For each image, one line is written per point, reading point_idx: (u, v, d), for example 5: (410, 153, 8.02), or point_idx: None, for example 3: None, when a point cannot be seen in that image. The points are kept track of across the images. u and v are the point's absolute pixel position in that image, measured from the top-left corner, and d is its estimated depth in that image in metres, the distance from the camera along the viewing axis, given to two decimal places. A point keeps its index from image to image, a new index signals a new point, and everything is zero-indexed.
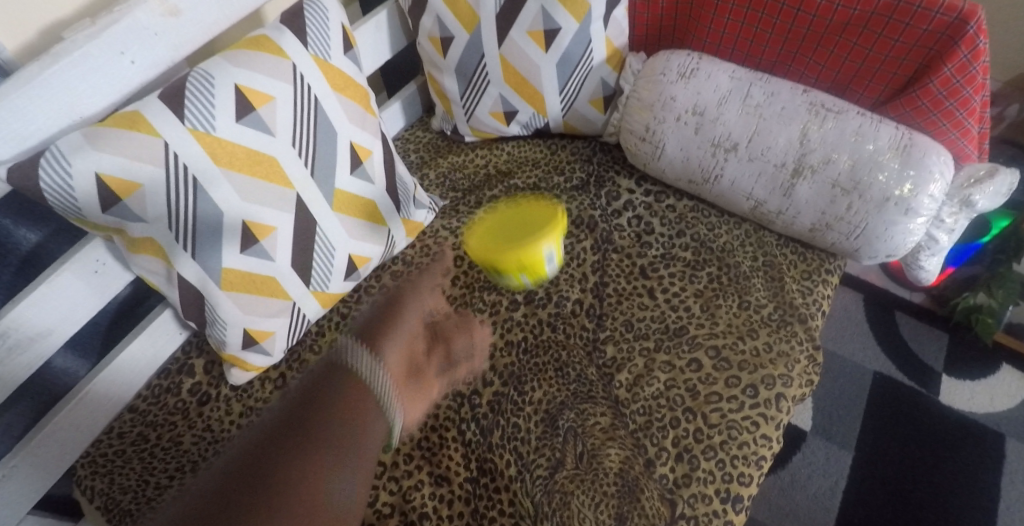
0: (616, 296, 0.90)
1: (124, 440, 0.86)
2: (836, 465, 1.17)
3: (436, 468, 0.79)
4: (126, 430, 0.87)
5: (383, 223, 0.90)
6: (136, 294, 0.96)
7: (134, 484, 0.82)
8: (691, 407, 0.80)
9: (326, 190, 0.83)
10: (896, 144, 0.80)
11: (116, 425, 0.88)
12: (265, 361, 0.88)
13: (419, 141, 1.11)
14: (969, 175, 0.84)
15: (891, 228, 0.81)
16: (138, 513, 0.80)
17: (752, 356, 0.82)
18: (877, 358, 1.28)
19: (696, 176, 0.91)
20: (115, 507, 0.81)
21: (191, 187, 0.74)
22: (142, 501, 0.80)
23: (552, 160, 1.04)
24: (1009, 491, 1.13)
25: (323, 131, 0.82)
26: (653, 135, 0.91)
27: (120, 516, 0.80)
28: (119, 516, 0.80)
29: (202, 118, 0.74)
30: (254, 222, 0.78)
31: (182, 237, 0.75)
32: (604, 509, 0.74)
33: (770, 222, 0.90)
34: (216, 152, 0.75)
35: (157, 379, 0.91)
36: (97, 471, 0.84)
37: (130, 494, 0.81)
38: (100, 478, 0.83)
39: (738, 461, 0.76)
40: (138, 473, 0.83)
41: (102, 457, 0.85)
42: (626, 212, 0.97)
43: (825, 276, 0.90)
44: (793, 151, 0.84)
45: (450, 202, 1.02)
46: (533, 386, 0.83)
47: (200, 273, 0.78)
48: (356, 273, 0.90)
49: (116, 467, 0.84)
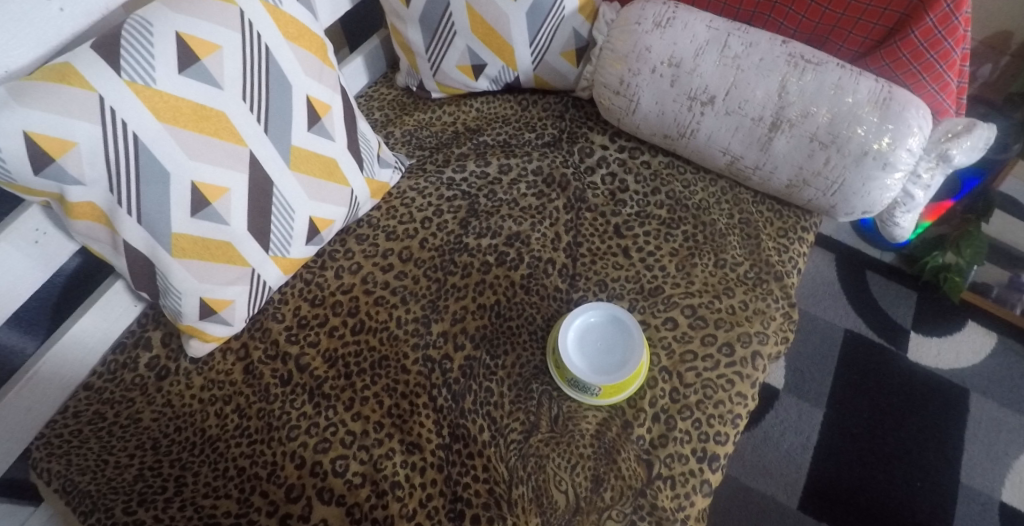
0: (590, 255, 0.87)
1: (80, 419, 0.81)
2: (808, 422, 1.17)
3: (407, 436, 0.76)
4: (81, 408, 0.82)
5: (346, 184, 0.86)
6: (85, 267, 0.90)
7: (92, 464, 0.77)
8: (667, 367, 0.78)
9: (282, 149, 0.78)
10: (876, 97, 0.78)
11: (72, 403, 0.82)
12: (226, 331, 0.83)
13: (383, 98, 1.06)
14: (948, 129, 0.82)
15: (868, 183, 0.80)
16: (98, 494, 0.75)
17: (728, 315, 0.81)
18: (849, 316, 1.28)
19: (672, 130, 0.88)
20: (75, 488, 0.76)
21: (132, 145, 0.68)
22: (102, 481, 0.76)
23: (523, 116, 1.00)
24: (971, 442, 1.16)
25: (276, 85, 0.77)
26: (627, 88, 0.87)
27: (80, 498, 0.75)
28: (78, 498, 0.75)
29: (140, 69, 0.68)
30: (204, 183, 0.73)
31: (126, 200, 0.70)
32: (580, 472, 0.73)
33: (746, 178, 0.88)
34: (158, 107, 0.69)
35: (112, 354, 0.85)
36: (53, 452, 0.79)
37: (89, 475, 0.76)
38: (57, 460, 0.78)
39: (715, 420, 0.75)
40: (97, 453, 0.78)
41: (59, 438, 0.80)
42: (599, 169, 0.93)
43: (801, 234, 0.89)
44: (771, 104, 0.81)
45: (417, 160, 0.97)
46: (506, 350, 0.81)
47: (149, 239, 0.73)
48: (318, 236, 0.86)
49: (74, 447, 0.79)
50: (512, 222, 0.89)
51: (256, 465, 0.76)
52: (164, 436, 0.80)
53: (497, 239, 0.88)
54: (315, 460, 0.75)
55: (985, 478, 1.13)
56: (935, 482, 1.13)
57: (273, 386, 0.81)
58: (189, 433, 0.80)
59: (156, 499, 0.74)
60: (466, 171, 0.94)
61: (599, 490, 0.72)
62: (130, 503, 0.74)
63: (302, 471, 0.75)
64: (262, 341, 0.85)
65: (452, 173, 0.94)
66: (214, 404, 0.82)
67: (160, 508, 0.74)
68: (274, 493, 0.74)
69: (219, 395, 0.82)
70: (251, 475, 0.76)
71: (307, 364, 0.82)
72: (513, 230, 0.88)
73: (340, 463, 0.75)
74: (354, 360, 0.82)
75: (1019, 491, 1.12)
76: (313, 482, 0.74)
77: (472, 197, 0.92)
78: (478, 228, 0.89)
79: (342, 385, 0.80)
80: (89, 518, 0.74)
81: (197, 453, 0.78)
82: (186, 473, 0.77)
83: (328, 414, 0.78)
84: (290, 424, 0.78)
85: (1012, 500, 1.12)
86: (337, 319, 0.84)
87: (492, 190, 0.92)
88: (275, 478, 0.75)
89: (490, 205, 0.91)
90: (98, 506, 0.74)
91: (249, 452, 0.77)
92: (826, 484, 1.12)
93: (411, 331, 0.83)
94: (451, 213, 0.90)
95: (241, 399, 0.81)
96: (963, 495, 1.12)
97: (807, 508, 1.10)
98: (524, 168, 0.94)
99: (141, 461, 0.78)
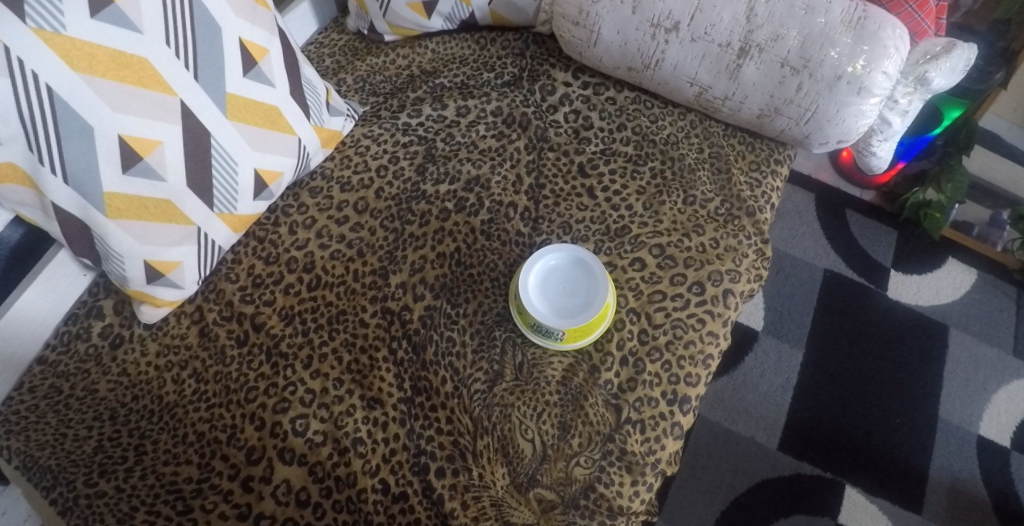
0: (553, 197, 0.84)
1: (36, 394, 0.75)
2: (789, 363, 1.16)
3: (368, 391, 0.74)
4: (36, 383, 0.76)
5: (292, 133, 0.81)
6: (28, 240, 0.78)
7: (51, 439, 0.72)
8: (635, 308, 0.76)
9: (216, 97, 0.73)
10: (850, 17, 0.73)
11: (27, 380, 0.76)
12: (178, 295, 0.79)
13: (334, 44, 1.00)
14: (926, 51, 0.78)
15: (843, 109, 0.76)
16: (58, 468, 0.70)
17: (698, 253, 0.78)
18: (829, 256, 1.25)
19: (637, 62, 0.83)
20: (34, 465, 0.70)
21: (47, 98, 0.62)
22: (61, 455, 0.71)
23: (482, 57, 0.95)
24: (950, 378, 1.15)
25: (203, 28, 0.71)
26: (587, 18, 0.82)
27: (40, 474, 0.70)
28: (38, 474, 0.70)
29: (47, 13, 0.60)
30: (133, 137, 0.68)
31: (48, 159, 0.65)
32: (546, 419, 0.72)
33: (716, 110, 0.84)
34: (71, 56, 0.62)
35: (64, 326, 0.79)
36: (10, 430, 0.72)
37: (48, 450, 0.71)
38: (16, 437, 0.72)
39: (685, 361, 0.72)
40: (54, 427, 0.72)
41: (15, 416, 0.73)
42: (562, 107, 0.89)
43: (774, 167, 0.86)
44: (739, 29, 0.76)
45: (371, 107, 0.93)
46: (467, 298, 0.79)
47: (79, 200, 0.68)
48: (266, 191, 0.81)
49: (32, 423, 0.73)
50: (471, 165, 0.85)
51: (215, 429, 0.73)
52: (121, 406, 0.75)
53: (456, 185, 0.84)
54: (274, 421, 0.73)
55: (964, 413, 1.13)
56: (915, 419, 1.12)
57: (229, 347, 0.77)
58: (146, 401, 0.76)
59: (117, 469, 0.70)
60: (422, 116, 0.90)
61: (567, 437, 0.71)
62: (90, 476, 0.69)
63: (263, 432, 0.72)
64: (216, 302, 0.80)
65: (408, 118, 0.90)
66: (170, 370, 0.77)
67: (121, 478, 0.70)
68: (234, 457, 0.72)
69: (175, 361, 0.77)
70: (211, 440, 0.73)
71: (263, 323, 0.78)
72: (472, 174, 0.85)
73: (300, 423, 0.72)
74: (310, 316, 0.79)
75: (997, 424, 1.12)
76: (274, 444, 0.72)
77: (429, 141, 0.88)
78: (435, 174, 0.85)
79: (299, 343, 0.77)
80: (50, 494, 0.69)
81: (156, 421, 0.74)
82: (146, 442, 0.73)
83: (286, 373, 0.75)
84: (248, 386, 0.75)
85: (989, 434, 1.11)
86: (293, 276, 0.81)
87: (450, 133, 0.88)
88: (235, 441, 0.72)
89: (447, 149, 0.87)
90: (58, 480, 0.69)
91: (208, 416, 0.74)
92: (805, 425, 1.11)
93: (369, 284, 0.80)
94: (407, 159, 0.87)
95: (197, 364, 0.77)
96: (942, 430, 1.11)
97: (788, 449, 1.09)
98: (482, 109, 0.89)
99: (99, 432, 0.73)
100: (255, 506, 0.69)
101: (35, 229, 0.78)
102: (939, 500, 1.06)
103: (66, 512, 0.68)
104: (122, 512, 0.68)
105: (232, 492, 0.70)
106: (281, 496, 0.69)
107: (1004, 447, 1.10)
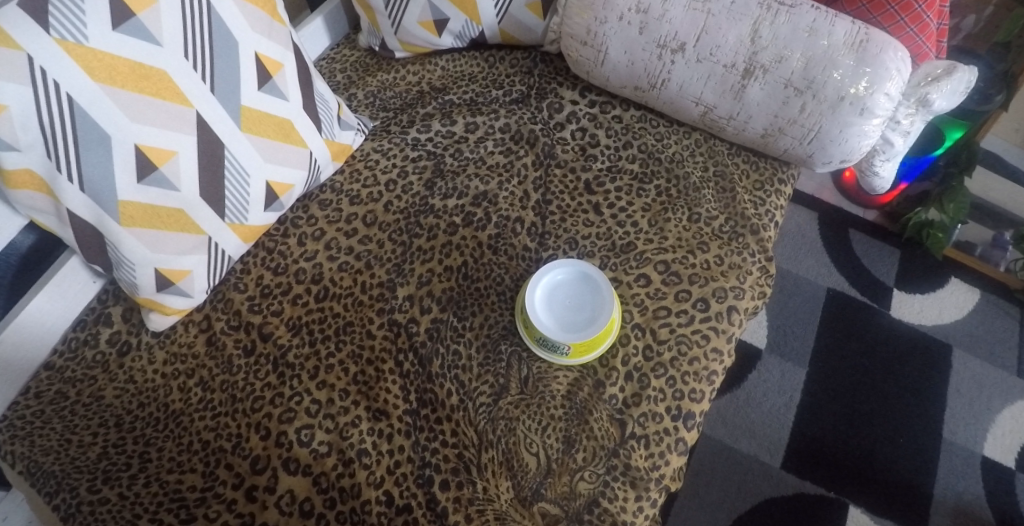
0: (559, 213, 0.84)
1: (42, 400, 0.76)
2: (791, 382, 1.16)
3: (373, 403, 0.75)
4: (43, 389, 0.76)
5: (304, 145, 0.82)
6: (38, 246, 0.79)
7: (56, 444, 0.72)
8: (640, 323, 0.76)
9: (230, 109, 0.74)
10: (853, 39, 0.74)
11: (34, 385, 0.77)
12: (186, 303, 0.79)
13: (346, 60, 1.02)
14: (927, 73, 0.79)
15: (846, 129, 0.77)
16: (62, 474, 0.70)
17: (702, 269, 0.78)
18: (831, 275, 1.26)
19: (643, 81, 0.85)
20: (38, 470, 0.71)
21: (67, 107, 0.64)
22: (66, 460, 0.71)
23: (490, 74, 0.96)
24: (954, 398, 1.15)
25: (220, 43, 0.72)
26: (595, 38, 0.84)
27: (44, 479, 0.70)
28: (42, 479, 0.70)
29: (71, 26, 0.62)
30: (149, 147, 0.69)
31: (66, 167, 0.66)
32: (551, 433, 0.72)
33: (721, 129, 0.85)
34: (92, 67, 0.64)
35: (72, 332, 0.80)
36: (16, 435, 0.73)
37: (53, 455, 0.71)
38: (21, 442, 0.72)
39: (690, 377, 0.73)
40: (60, 432, 0.73)
41: (21, 420, 0.74)
42: (569, 124, 0.91)
43: (778, 185, 0.86)
44: (744, 50, 0.77)
45: (381, 122, 0.94)
46: (473, 312, 0.79)
47: (95, 208, 0.69)
48: (277, 202, 0.82)
49: (38, 428, 0.73)
50: (479, 181, 0.87)
51: (221, 438, 0.74)
52: (127, 413, 0.76)
53: (464, 199, 0.85)
54: (279, 431, 0.73)
55: (968, 434, 1.13)
56: (918, 439, 1.12)
57: (237, 357, 0.78)
58: (152, 408, 0.76)
59: (121, 476, 0.70)
60: (431, 131, 0.91)
61: (571, 451, 0.71)
62: (94, 482, 0.70)
63: (268, 442, 0.73)
64: (224, 312, 0.81)
65: (417, 133, 0.91)
66: (177, 378, 0.78)
67: (125, 485, 0.70)
68: (238, 466, 0.72)
69: (182, 369, 0.78)
70: (217, 448, 0.73)
71: (271, 333, 0.79)
72: (480, 190, 0.86)
73: (305, 433, 0.73)
74: (318, 327, 0.79)
75: (1002, 445, 1.12)
76: (279, 453, 0.72)
77: (438, 156, 0.89)
78: (443, 189, 0.87)
79: (306, 353, 0.78)
80: (53, 500, 0.69)
81: (161, 428, 0.75)
82: (151, 449, 0.73)
83: (292, 383, 0.76)
84: (253, 395, 0.75)
85: (993, 455, 1.11)
86: (301, 287, 0.81)
87: (459, 148, 0.89)
88: (240, 450, 0.73)
89: (456, 164, 0.88)
90: (62, 486, 0.70)
91: (213, 425, 0.74)
92: (808, 444, 1.11)
93: (376, 296, 0.81)
94: (416, 174, 0.88)
95: (204, 372, 0.78)
96: (945, 450, 1.11)
97: (790, 468, 1.09)
98: (490, 125, 0.91)
99: (105, 439, 0.73)
100: (259, 516, 0.69)
101: (48, 235, 0.79)
102: (943, 522, 1.06)
103: (69, 518, 0.69)
104: (125, 519, 0.68)
105: (236, 501, 0.70)
106: (285, 506, 0.70)
107: (1008, 468, 1.10)
